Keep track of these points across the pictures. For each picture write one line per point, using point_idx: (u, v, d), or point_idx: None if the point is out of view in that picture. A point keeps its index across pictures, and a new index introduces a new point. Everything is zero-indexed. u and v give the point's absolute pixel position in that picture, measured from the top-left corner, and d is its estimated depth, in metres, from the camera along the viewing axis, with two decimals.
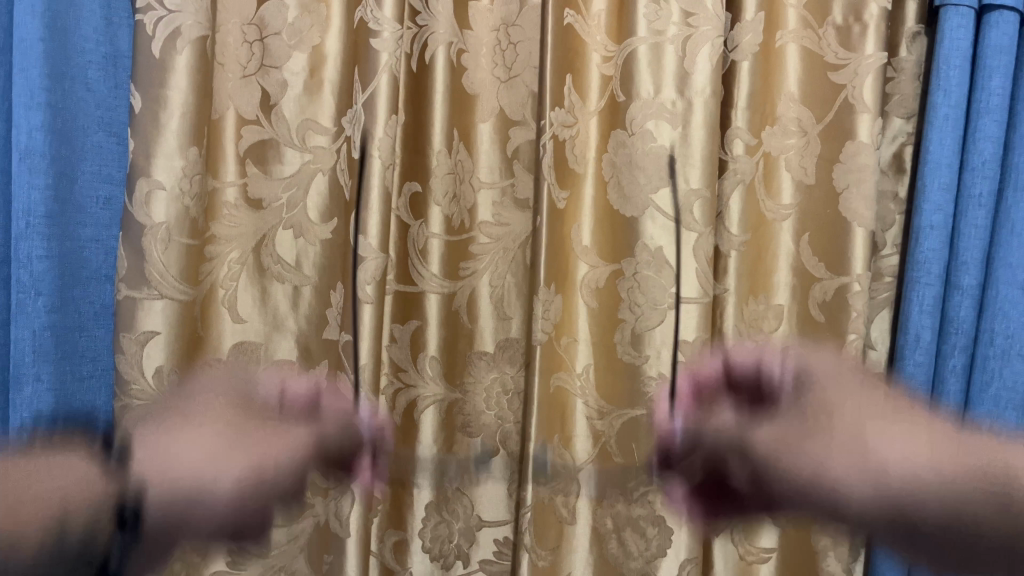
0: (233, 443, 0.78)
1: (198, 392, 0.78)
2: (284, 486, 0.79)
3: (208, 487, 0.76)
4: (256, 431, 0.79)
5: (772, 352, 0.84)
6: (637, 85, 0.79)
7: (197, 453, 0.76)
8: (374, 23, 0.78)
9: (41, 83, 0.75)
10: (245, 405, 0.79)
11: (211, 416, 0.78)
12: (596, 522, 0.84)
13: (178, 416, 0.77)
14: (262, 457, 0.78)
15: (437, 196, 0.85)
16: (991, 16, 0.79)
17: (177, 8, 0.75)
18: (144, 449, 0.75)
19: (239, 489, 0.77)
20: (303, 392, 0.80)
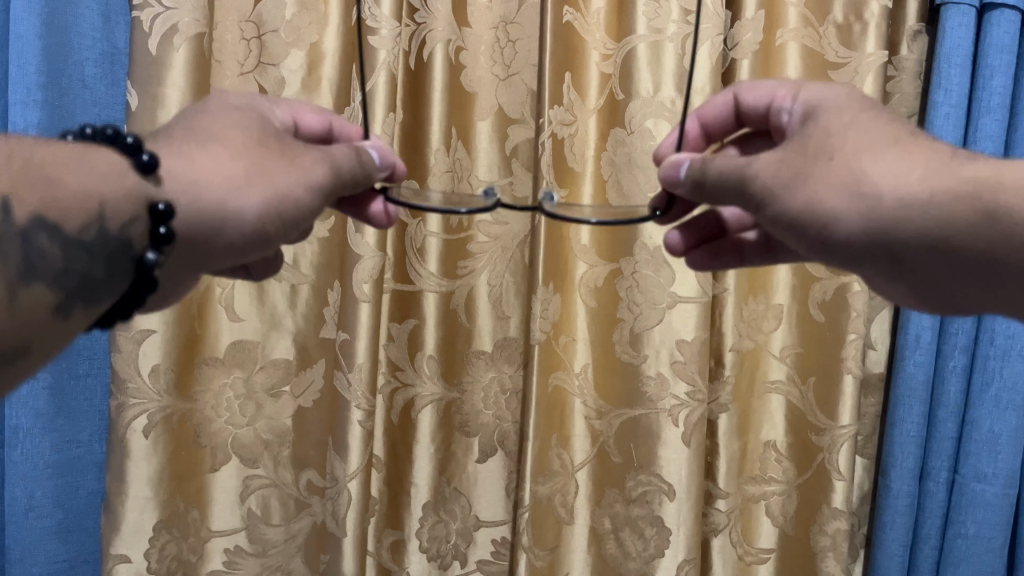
0: (251, 162, 0.51)
1: (221, 97, 0.56)
2: (294, 201, 0.52)
3: (231, 219, 0.49)
4: (280, 146, 0.53)
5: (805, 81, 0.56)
6: (637, 83, 0.79)
7: (224, 155, 0.50)
8: (372, 20, 0.76)
9: (38, 80, 0.75)
10: (263, 123, 0.54)
11: (227, 125, 0.52)
12: (594, 521, 0.86)
13: (180, 119, 0.54)
14: (252, 180, 0.50)
15: (434, 195, 0.84)
16: (992, 14, 0.79)
17: (173, 5, 0.74)
18: (174, 181, 0.48)
19: (245, 168, 0.50)
20: (318, 126, 0.63)
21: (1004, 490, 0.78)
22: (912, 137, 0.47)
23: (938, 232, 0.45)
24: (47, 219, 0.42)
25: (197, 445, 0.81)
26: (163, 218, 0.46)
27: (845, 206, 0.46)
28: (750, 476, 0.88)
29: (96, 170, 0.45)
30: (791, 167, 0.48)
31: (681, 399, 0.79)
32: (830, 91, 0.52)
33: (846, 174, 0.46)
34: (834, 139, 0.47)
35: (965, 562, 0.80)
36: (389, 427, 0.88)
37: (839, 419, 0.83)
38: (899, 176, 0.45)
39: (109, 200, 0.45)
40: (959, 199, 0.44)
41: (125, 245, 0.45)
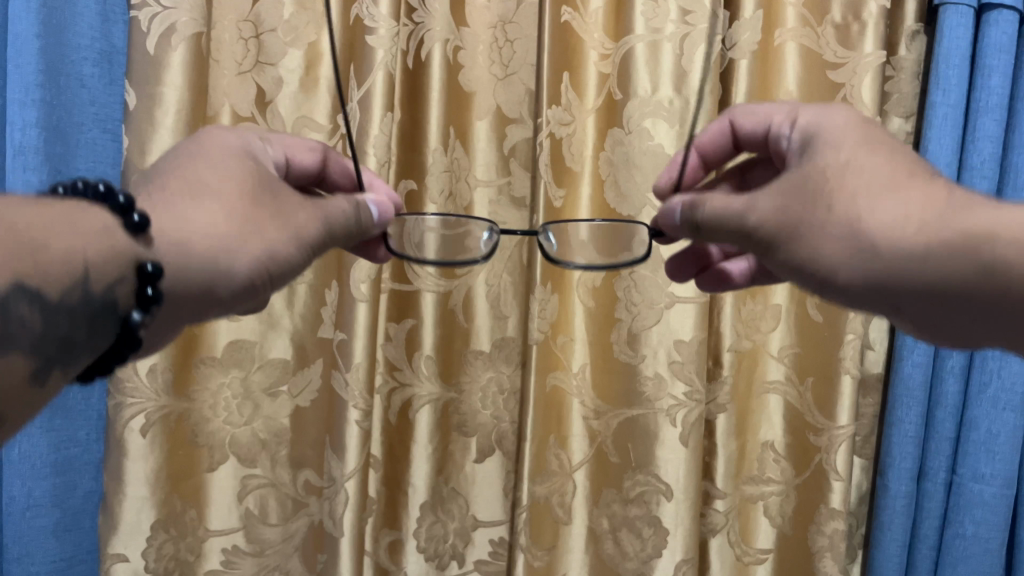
0: (243, 218, 0.51)
1: (213, 138, 0.56)
2: (285, 257, 0.53)
3: (220, 279, 0.49)
4: (273, 201, 0.54)
5: (801, 104, 0.57)
6: (635, 83, 0.78)
7: (217, 211, 0.50)
8: (370, 20, 0.76)
9: (36, 79, 0.74)
10: (257, 173, 0.54)
11: (221, 176, 0.52)
12: (592, 522, 0.86)
13: (173, 163, 0.53)
14: (245, 239, 0.50)
15: (432, 194, 0.84)
16: (990, 14, 0.79)
17: (172, 4, 0.74)
18: (161, 241, 0.47)
19: (237, 224, 0.50)
20: (309, 161, 0.64)
21: (1001, 491, 0.78)
22: (917, 181, 0.47)
23: (936, 282, 0.44)
24: (29, 287, 0.37)
25: (194, 444, 0.81)
26: (152, 279, 0.43)
27: (842, 258, 0.47)
28: (748, 476, 0.88)
29: (85, 230, 0.41)
30: (787, 218, 0.50)
31: (678, 399, 0.79)
32: (828, 124, 0.53)
33: (842, 227, 0.47)
34: (831, 188, 0.49)
35: (963, 562, 0.80)
36: (386, 427, 0.88)
37: (836, 419, 0.83)
38: (894, 228, 0.45)
39: (94, 262, 0.41)
40: (955, 249, 0.43)
41: (111, 304, 0.42)
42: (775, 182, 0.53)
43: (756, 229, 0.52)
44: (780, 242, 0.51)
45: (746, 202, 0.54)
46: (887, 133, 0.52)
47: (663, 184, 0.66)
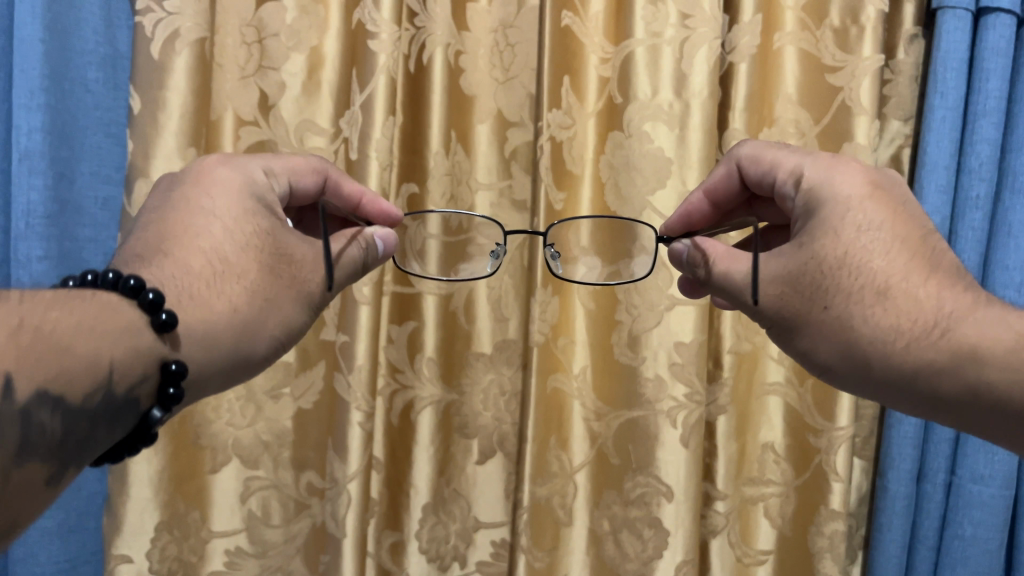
0: (263, 296, 0.56)
1: (219, 189, 0.58)
2: (298, 325, 0.59)
3: (243, 359, 0.55)
4: (288, 270, 0.58)
5: (805, 161, 0.61)
6: (635, 87, 0.79)
7: (238, 292, 0.54)
8: (372, 24, 0.77)
9: (41, 84, 0.75)
10: (272, 236, 0.57)
11: (237, 250, 0.55)
12: (593, 523, 0.86)
13: (181, 228, 0.55)
14: (266, 320, 0.56)
15: (434, 197, 0.85)
16: (988, 18, 0.79)
17: (176, 10, 0.75)
18: (187, 339, 0.50)
19: (258, 307, 0.55)
20: (312, 182, 0.66)
21: (1000, 492, 0.79)
22: (911, 284, 0.53)
23: (921, 392, 0.53)
24: (53, 393, 0.40)
25: (198, 446, 0.82)
26: (175, 377, 0.48)
27: (834, 356, 0.55)
28: (749, 477, 0.88)
29: (113, 331, 0.45)
30: (786, 305, 0.56)
31: (678, 400, 0.79)
32: (833, 199, 0.56)
33: (837, 332, 0.54)
34: (828, 287, 0.54)
35: (963, 563, 0.80)
36: (388, 429, 0.89)
37: (835, 420, 0.83)
38: (886, 340, 0.53)
39: (119, 363, 0.45)
40: (940, 365, 0.52)
41: (133, 402, 0.46)
42: (776, 259, 0.58)
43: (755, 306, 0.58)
44: (774, 323, 0.58)
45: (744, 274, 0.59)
46: (891, 207, 0.56)
47: (670, 223, 0.73)
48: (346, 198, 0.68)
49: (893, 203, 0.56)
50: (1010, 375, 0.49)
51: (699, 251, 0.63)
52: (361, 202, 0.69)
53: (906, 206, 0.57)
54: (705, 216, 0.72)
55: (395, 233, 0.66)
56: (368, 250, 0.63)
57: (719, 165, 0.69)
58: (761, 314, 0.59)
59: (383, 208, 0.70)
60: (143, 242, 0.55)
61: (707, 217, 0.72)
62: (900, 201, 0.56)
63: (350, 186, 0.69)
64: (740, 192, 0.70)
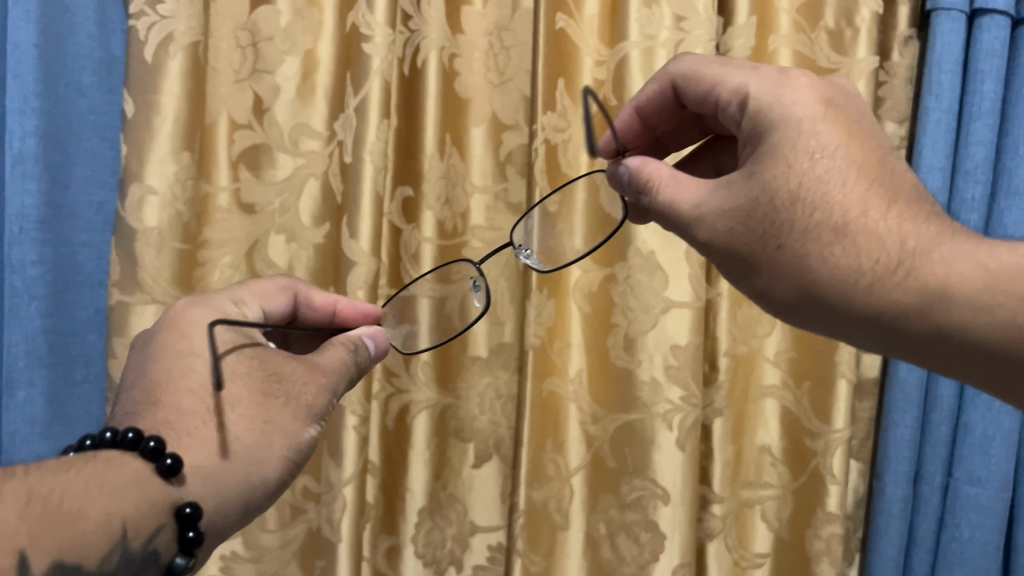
0: (263, 419, 0.52)
1: (195, 328, 0.56)
2: (310, 440, 0.55)
3: (260, 486, 0.51)
4: (282, 386, 0.54)
5: (750, 78, 0.55)
6: (629, 90, 0.79)
7: (236, 422, 0.51)
8: (366, 28, 0.77)
9: (34, 89, 0.75)
10: (260, 358, 0.55)
11: (226, 381, 0.53)
12: (589, 527, 0.85)
13: (166, 373, 0.53)
14: (272, 442, 0.52)
15: (429, 200, 0.85)
16: (982, 19, 0.79)
17: (170, 13, 0.75)
18: (195, 477, 0.49)
19: (260, 431, 0.52)
20: (282, 301, 0.65)
21: (996, 494, 0.78)
22: (874, 216, 0.48)
23: (884, 333, 0.49)
24: (67, 564, 0.41)
25: None
26: (191, 522, 0.47)
27: (791, 297, 0.51)
28: (746, 481, 0.88)
29: (120, 488, 0.45)
30: (737, 242, 0.52)
31: (675, 403, 0.79)
32: (784, 122, 0.52)
33: (792, 269, 0.50)
34: (783, 222, 0.50)
35: (959, 566, 0.80)
36: (384, 433, 0.88)
37: (832, 423, 0.84)
38: (846, 280, 0.48)
39: (131, 518, 0.45)
40: (905, 307, 0.48)
41: (152, 557, 0.46)
42: (726, 189, 0.53)
43: (706, 243, 0.53)
44: (725, 260, 0.53)
45: (693, 206, 0.54)
46: (845, 129, 0.51)
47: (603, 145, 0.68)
48: (319, 310, 0.67)
49: (847, 123, 0.52)
50: (983, 315, 0.46)
51: (638, 175, 0.58)
52: (335, 310, 0.68)
53: (861, 126, 0.52)
54: None
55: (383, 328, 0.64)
56: (357, 350, 0.60)
57: (652, 82, 0.65)
58: (711, 250, 0.54)
59: (361, 308, 0.69)
60: (131, 400, 0.53)
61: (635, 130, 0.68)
62: (854, 120, 0.52)
63: (321, 297, 0.68)
64: (674, 106, 0.66)
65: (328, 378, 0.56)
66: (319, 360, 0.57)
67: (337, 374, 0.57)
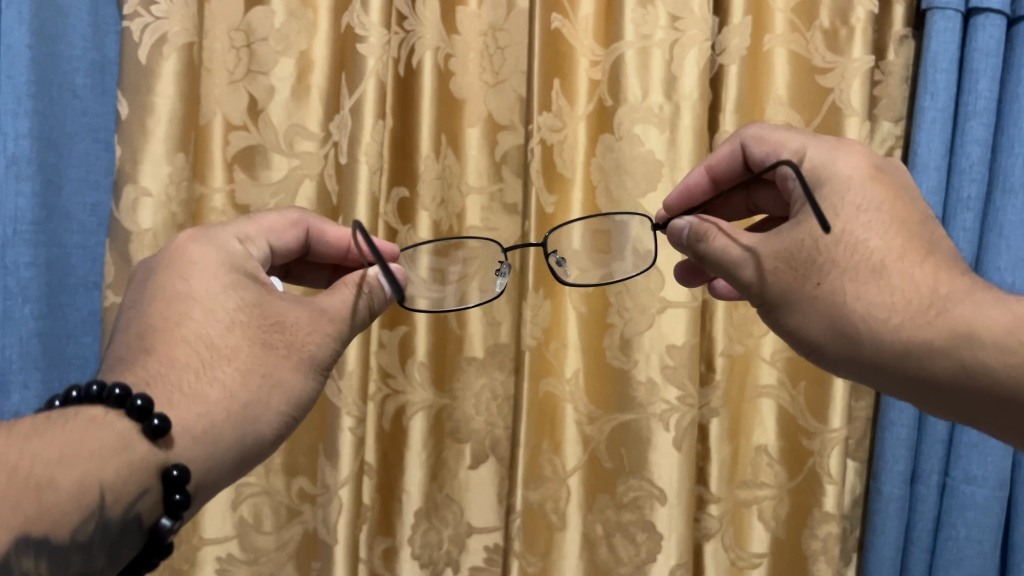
0: (260, 373, 0.52)
1: (194, 271, 0.54)
2: (308, 394, 0.55)
3: (252, 443, 0.51)
4: (283, 338, 0.54)
5: (810, 141, 0.59)
6: (625, 89, 0.79)
7: (231, 376, 0.51)
8: (360, 28, 0.77)
9: (27, 89, 0.74)
10: (259, 307, 0.54)
11: (224, 331, 0.52)
12: (585, 527, 0.85)
13: (162, 320, 0.52)
14: (268, 397, 0.52)
15: (425, 201, 0.84)
16: (978, 18, 0.79)
17: (164, 14, 0.74)
18: (185, 437, 0.48)
19: (257, 385, 0.51)
20: (292, 235, 0.65)
21: (993, 493, 0.78)
22: (909, 263, 0.52)
23: (909, 373, 0.51)
24: (34, 538, 0.40)
25: None
26: (178, 484, 0.46)
27: (823, 333, 0.53)
28: (742, 480, 0.88)
29: (99, 452, 0.44)
30: (778, 280, 0.54)
31: (671, 404, 0.79)
32: (834, 177, 0.55)
33: (828, 306, 0.52)
34: (824, 262, 0.52)
35: (956, 565, 0.80)
36: (380, 434, 0.88)
37: (829, 423, 0.84)
38: (878, 318, 0.51)
39: (109, 484, 0.44)
40: (934, 347, 0.50)
41: (133, 520, 0.45)
42: (774, 235, 0.55)
43: (751, 283, 0.56)
44: (765, 300, 0.55)
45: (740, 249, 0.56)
46: (889, 189, 0.54)
47: (669, 201, 0.70)
48: (334, 241, 0.68)
49: (892, 186, 0.55)
50: (1007, 360, 0.48)
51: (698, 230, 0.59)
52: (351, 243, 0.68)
53: (904, 190, 0.55)
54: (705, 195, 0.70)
55: (402, 270, 0.63)
56: (373, 295, 0.60)
57: (725, 144, 0.67)
58: (753, 293, 0.56)
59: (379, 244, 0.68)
60: (125, 345, 0.51)
61: (704, 192, 0.70)
62: (897, 184, 0.55)
63: (335, 229, 0.68)
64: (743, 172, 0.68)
65: (332, 325, 0.56)
66: (327, 305, 0.57)
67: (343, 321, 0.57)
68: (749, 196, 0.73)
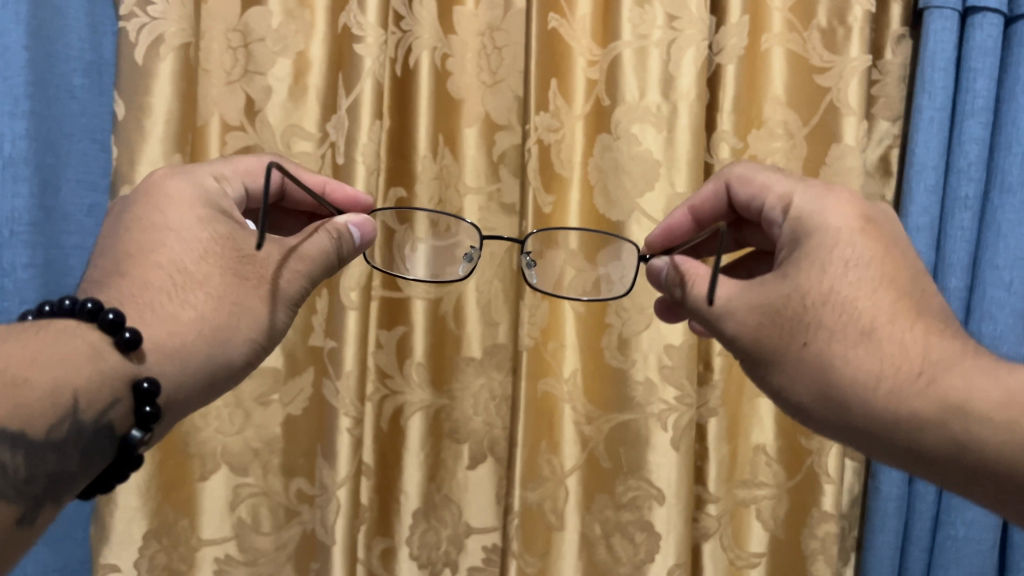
0: (230, 300, 0.55)
1: (170, 204, 0.57)
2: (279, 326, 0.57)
3: (223, 367, 0.54)
4: (253, 270, 0.56)
5: (796, 189, 0.60)
6: (623, 89, 0.79)
7: (202, 300, 0.54)
8: (358, 28, 0.77)
9: (25, 91, 0.74)
10: (231, 240, 0.57)
11: (196, 259, 0.55)
12: (584, 527, 0.85)
13: (138, 246, 0.55)
14: (236, 323, 0.55)
15: (422, 201, 0.84)
16: (975, 17, 0.79)
17: (161, 15, 0.74)
18: (155, 354, 0.51)
19: (227, 311, 0.54)
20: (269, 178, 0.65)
21: None
22: (899, 326, 0.51)
23: (898, 442, 0.50)
24: (10, 432, 0.42)
25: (186, 453, 0.82)
26: (149, 396, 0.48)
27: (810, 395, 0.53)
28: (741, 480, 0.88)
29: (72, 358, 0.46)
30: (763, 337, 0.54)
31: (669, 403, 0.79)
32: (823, 231, 0.55)
33: (815, 367, 0.52)
34: (810, 322, 0.52)
35: (955, 564, 0.80)
36: (379, 434, 0.88)
37: None
38: (866, 383, 0.50)
39: (82, 390, 0.46)
40: (923, 417, 0.48)
41: (105, 428, 0.47)
42: (759, 286, 0.56)
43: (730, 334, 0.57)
44: (750, 356, 0.56)
45: (723, 301, 0.57)
46: (880, 245, 0.54)
47: (652, 238, 0.72)
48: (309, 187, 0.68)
49: (884, 242, 0.55)
50: (1001, 435, 0.46)
51: (677, 270, 0.62)
52: (325, 189, 0.68)
53: (896, 246, 0.55)
54: (688, 235, 0.71)
55: (370, 219, 0.64)
56: (341, 239, 0.61)
57: (709, 183, 0.69)
58: (736, 345, 0.57)
59: (350, 193, 0.69)
60: (103, 271, 0.55)
61: (687, 231, 0.72)
62: (890, 239, 0.55)
63: (311, 176, 0.68)
64: (728, 211, 0.70)
65: (298, 262, 0.58)
66: (298, 245, 0.58)
67: (314, 257, 0.59)
68: (737, 233, 0.74)
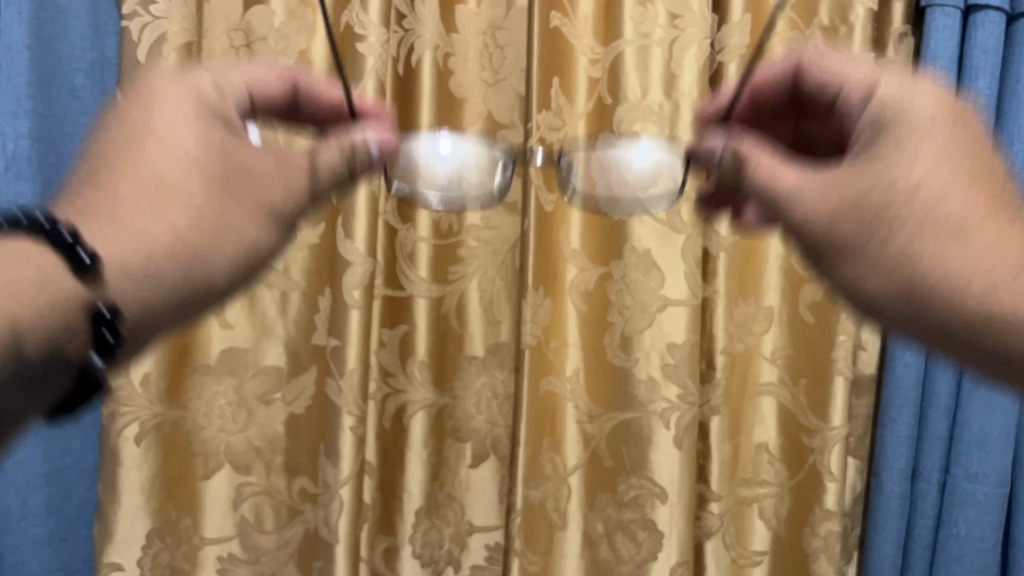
0: (214, 216, 0.54)
1: (158, 106, 0.55)
2: (265, 244, 0.57)
3: (199, 285, 0.53)
4: (245, 186, 0.56)
5: (881, 74, 0.55)
6: (625, 87, 0.80)
7: (183, 217, 0.52)
8: (360, 28, 0.77)
9: (26, 90, 0.74)
10: (221, 156, 0.55)
11: (180, 172, 0.53)
12: (587, 526, 0.85)
13: (116, 151, 0.52)
14: (219, 241, 0.54)
15: None
16: (976, 15, 0.79)
17: (163, 14, 0.75)
18: (122, 276, 0.48)
19: (210, 228, 0.53)
20: (279, 89, 0.65)
21: (995, 489, 0.79)
22: (989, 219, 0.48)
23: (977, 342, 0.48)
24: None
25: (189, 453, 0.82)
26: (109, 324, 0.45)
27: (888, 291, 0.50)
28: (743, 478, 0.88)
29: (16, 287, 0.40)
30: (841, 227, 0.52)
31: (672, 401, 0.80)
32: (911, 119, 0.51)
33: (898, 261, 0.50)
34: (896, 215, 0.50)
35: (957, 563, 0.80)
36: (381, 433, 0.88)
37: (830, 420, 0.84)
38: (957, 280, 0.48)
39: (23, 325, 0.40)
40: (1013, 317, 0.47)
41: (59, 362, 0.43)
42: (835, 177, 0.53)
43: (800, 224, 0.54)
44: (819, 248, 0.53)
45: (793, 186, 0.54)
46: (970, 136, 0.51)
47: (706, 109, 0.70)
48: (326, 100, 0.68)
49: (971, 131, 0.51)
50: None
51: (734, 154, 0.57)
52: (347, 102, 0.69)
53: (981, 136, 0.52)
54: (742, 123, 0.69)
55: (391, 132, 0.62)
56: (354, 155, 0.59)
57: (776, 62, 0.65)
58: (805, 235, 0.54)
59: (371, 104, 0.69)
60: (82, 175, 0.52)
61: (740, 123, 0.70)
62: (973, 129, 0.52)
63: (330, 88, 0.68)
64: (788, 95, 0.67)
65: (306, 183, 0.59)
66: (317, 159, 0.59)
67: (332, 176, 0.60)
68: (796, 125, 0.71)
